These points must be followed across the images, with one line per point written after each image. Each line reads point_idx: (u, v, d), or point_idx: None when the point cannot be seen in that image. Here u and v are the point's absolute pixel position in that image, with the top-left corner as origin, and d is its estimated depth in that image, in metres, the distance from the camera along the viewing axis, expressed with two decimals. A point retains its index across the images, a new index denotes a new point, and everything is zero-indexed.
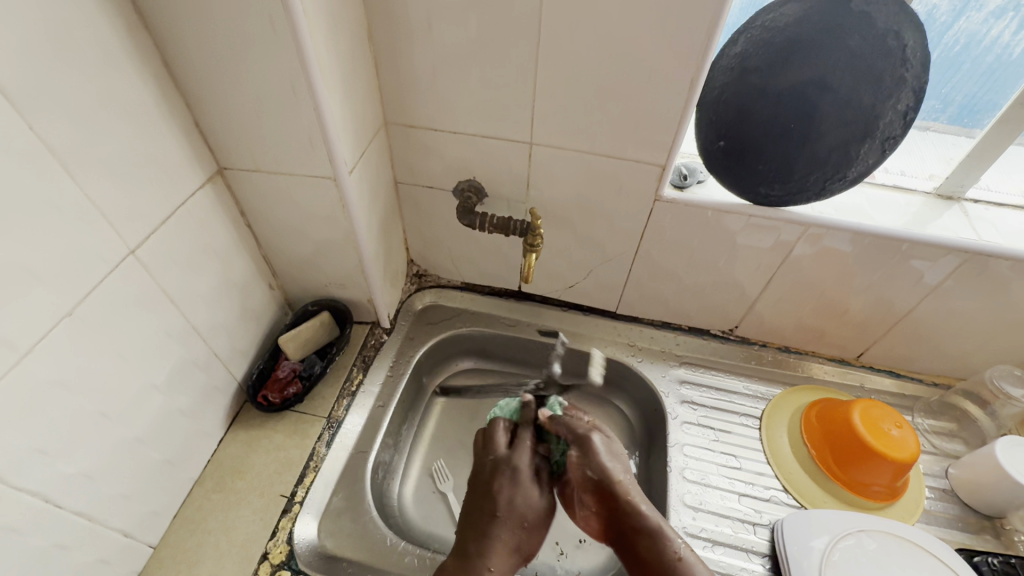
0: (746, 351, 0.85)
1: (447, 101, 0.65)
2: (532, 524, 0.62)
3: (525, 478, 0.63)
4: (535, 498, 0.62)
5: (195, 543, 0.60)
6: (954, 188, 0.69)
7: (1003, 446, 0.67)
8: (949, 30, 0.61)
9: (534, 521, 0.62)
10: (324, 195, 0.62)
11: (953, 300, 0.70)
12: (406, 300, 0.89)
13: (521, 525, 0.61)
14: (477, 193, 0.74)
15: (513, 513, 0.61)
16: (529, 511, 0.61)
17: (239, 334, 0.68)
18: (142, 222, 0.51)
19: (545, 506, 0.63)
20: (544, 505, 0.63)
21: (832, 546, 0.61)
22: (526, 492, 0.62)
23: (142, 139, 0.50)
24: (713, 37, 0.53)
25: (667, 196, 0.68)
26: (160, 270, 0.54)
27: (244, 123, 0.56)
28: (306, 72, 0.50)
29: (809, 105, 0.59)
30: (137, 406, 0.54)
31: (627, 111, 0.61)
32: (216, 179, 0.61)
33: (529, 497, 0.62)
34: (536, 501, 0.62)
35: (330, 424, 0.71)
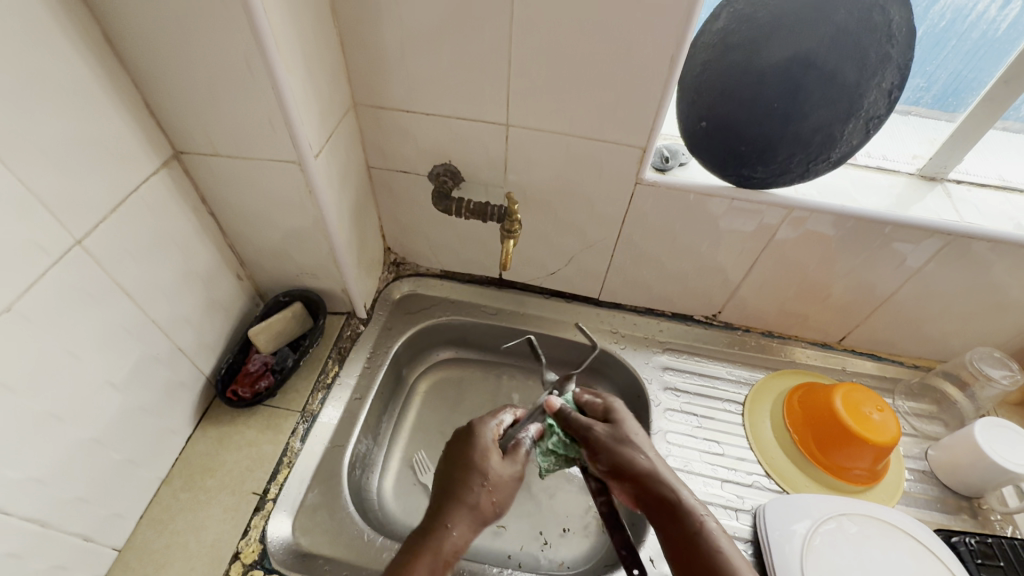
0: (729, 336, 0.84)
1: (418, 81, 0.62)
2: (497, 492, 0.57)
3: (490, 446, 0.60)
4: (498, 462, 0.59)
5: (163, 545, 0.58)
6: (937, 169, 0.68)
7: (981, 427, 0.67)
8: (934, 5, 0.59)
9: (498, 489, 0.57)
10: (289, 181, 0.59)
11: (934, 283, 0.69)
12: (384, 289, 0.86)
13: (487, 490, 0.56)
14: (453, 177, 0.71)
15: (474, 473, 0.57)
16: (495, 474, 0.58)
17: (205, 327, 0.65)
18: (89, 211, 0.48)
19: (513, 474, 0.59)
20: (512, 471, 0.59)
21: (813, 530, 0.61)
22: (490, 456, 0.59)
23: (85, 121, 0.46)
24: (693, 10, 0.50)
25: (648, 179, 0.66)
26: (112, 262, 0.51)
27: (199, 103, 0.52)
28: (261, 48, 0.47)
29: (793, 83, 0.57)
30: (91, 405, 0.51)
31: (606, 90, 0.58)
32: (172, 164, 0.57)
33: (492, 462, 0.58)
34: (500, 469, 0.58)
35: (304, 418, 0.69)
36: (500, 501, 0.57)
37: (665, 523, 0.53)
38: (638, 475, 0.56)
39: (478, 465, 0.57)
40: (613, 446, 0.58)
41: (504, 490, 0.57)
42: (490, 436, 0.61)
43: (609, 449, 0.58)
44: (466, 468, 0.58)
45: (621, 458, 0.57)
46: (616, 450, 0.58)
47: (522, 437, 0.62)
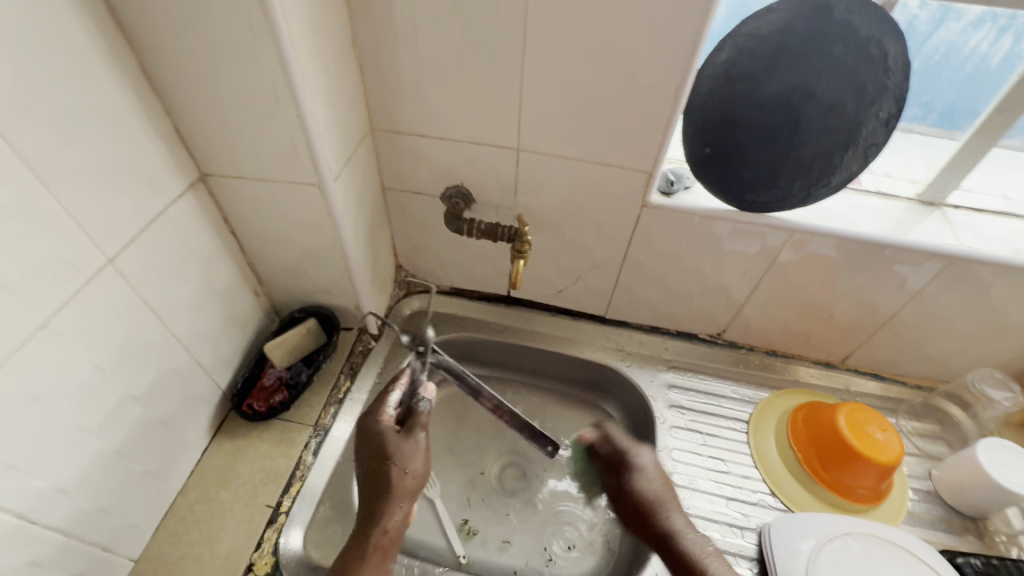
0: (734, 354, 0.86)
1: (433, 107, 0.65)
2: (405, 469, 0.61)
3: (382, 429, 0.63)
4: (396, 441, 0.62)
5: (177, 556, 0.59)
6: (936, 194, 0.70)
7: (984, 447, 0.68)
8: (929, 39, 0.61)
9: (410, 464, 0.62)
10: (309, 202, 0.62)
11: (935, 304, 0.71)
12: (394, 305, 0.88)
13: (388, 471, 0.60)
14: (465, 199, 0.74)
15: (383, 460, 0.61)
16: (392, 453, 0.61)
17: (223, 342, 0.67)
18: (121, 230, 0.50)
19: (418, 451, 0.63)
20: (420, 449, 0.63)
21: (818, 549, 0.62)
22: (390, 438, 0.62)
23: (121, 146, 0.49)
24: (697, 44, 0.53)
25: (654, 203, 0.68)
26: (139, 279, 0.53)
27: (226, 129, 0.55)
28: (287, 78, 0.49)
29: (794, 112, 0.59)
30: (115, 417, 0.53)
31: (613, 117, 0.61)
32: (198, 185, 0.60)
33: (382, 441, 0.62)
34: (404, 445, 0.62)
35: (316, 432, 0.70)
36: (417, 479, 0.62)
37: (658, 538, 0.64)
38: (653, 511, 0.66)
39: (381, 452, 0.61)
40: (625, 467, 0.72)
41: (392, 467, 0.60)
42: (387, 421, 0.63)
43: (616, 459, 0.73)
44: (372, 457, 0.62)
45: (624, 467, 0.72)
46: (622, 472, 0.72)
47: (420, 404, 0.65)
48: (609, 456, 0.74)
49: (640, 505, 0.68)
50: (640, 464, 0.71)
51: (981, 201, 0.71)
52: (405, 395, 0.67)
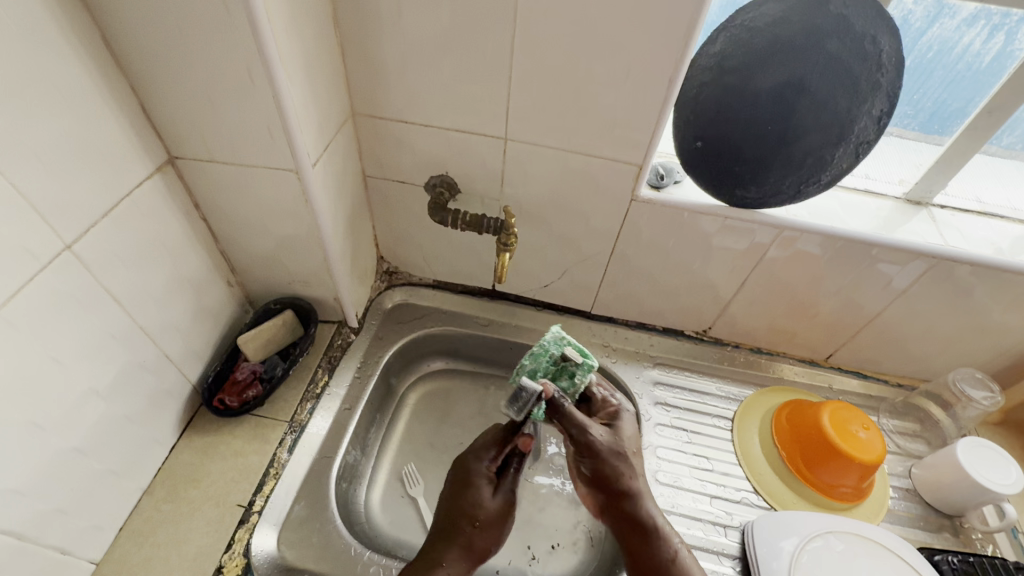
0: (719, 352, 0.85)
1: (418, 92, 0.63)
2: (488, 531, 0.59)
3: (484, 483, 0.61)
4: (487, 499, 0.60)
5: (142, 559, 0.57)
6: (922, 194, 0.70)
7: (965, 447, 0.68)
8: (922, 36, 0.61)
9: (489, 525, 0.60)
10: (286, 189, 0.59)
11: (918, 304, 0.71)
12: (375, 298, 0.85)
13: (472, 527, 0.59)
14: (450, 188, 0.71)
15: (463, 517, 0.59)
16: (482, 515, 0.59)
17: (193, 334, 0.64)
18: (80, 214, 0.47)
19: (500, 508, 0.61)
20: (499, 508, 0.60)
21: (800, 548, 0.62)
22: (481, 495, 0.60)
23: (82, 125, 0.46)
24: (692, 34, 0.51)
25: (643, 196, 0.67)
26: (101, 267, 0.50)
27: (197, 109, 0.52)
28: (262, 56, 0.47)
29: (787, 107, 0.58)
30: (75, 414, 0.50)
31: (604, 107, 0.59)
32: (166, 169, 0.57)
33: (478, 499, 0.60)
34: (488, 503, 0.60)
35: (293, 428, 0.68)
36: (489, 537, 0.59)
37: (635, 544, 0.56)
38: (631, 496, 0.57)
39: (467, 510, 0.59)
40: (602, 465, 0.57)
41: (490, 527, 0.59)
42: (484, 470, 0.61)
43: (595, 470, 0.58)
44: (460, 508, 0.60)
45: (614, 478, 0.57)
46: (605, 469, 0.57)
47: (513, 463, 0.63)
48: (574, 421, 0.57)
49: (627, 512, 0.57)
50: (623, 463, 0.58)
51: (965, 202, 0.71)
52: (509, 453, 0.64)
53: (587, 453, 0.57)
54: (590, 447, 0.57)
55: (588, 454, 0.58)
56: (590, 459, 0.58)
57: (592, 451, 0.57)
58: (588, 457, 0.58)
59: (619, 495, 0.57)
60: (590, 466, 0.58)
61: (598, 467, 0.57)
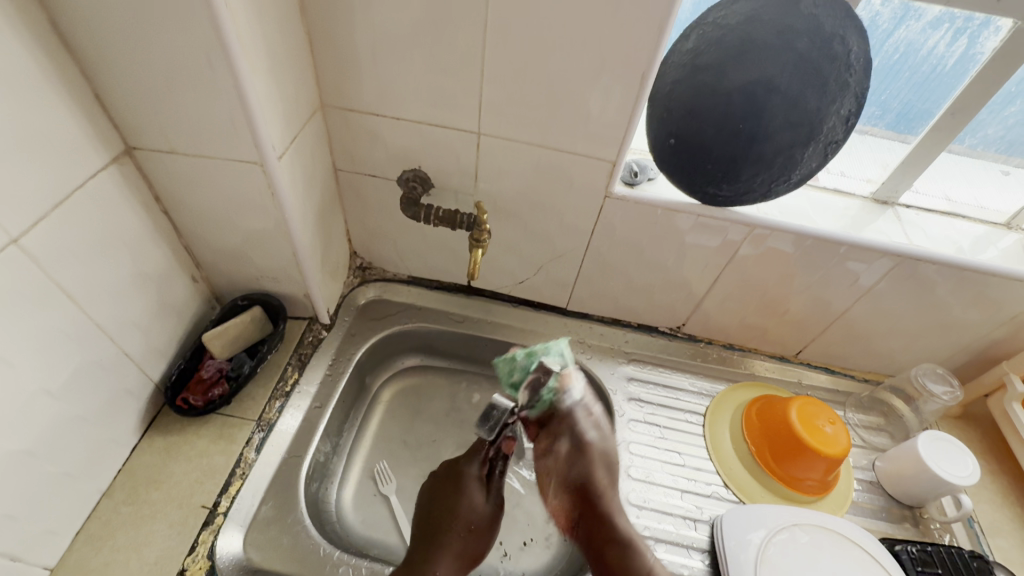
0: (692, 347, 0.86)
1: (389, 85, 0.61)
2: (480, 535, 0.63)
3: (475, 486, 0.65)
4: (480, 503, 0.64)
5: (101, 563, 0.55)
6: (890, 193, 0.71)
7: (925, 440, 0.70)
8: (889, 38, 0.62)
9: (481, 528, 0.63)
10: (251, 183, 0.57)
11: (884, 301, 0.72)
12: (348, 293, 0.84)
13: (465, 531, 0.62)
14: (423, 183, 0.70)
15: (459, 521, 0.62)
16: (474, 519, 0.63)
17: (155, 331, 0.62)
18: (28, 207, 0.45)
19: (490, 510, 0.64)
20: (490, 511, 0.64)
21: (767, 540, 0.63)
22: (474, 498, 0.64)
23: (29, 113, 0.44)
24: (664, 31, 0.51)
25: (617, 193, 0.67)
26: (52, 261, 0.48)
27: (154, 99, 0.50)
28: (223, 43, 0.45)
29: (757, 106, 0.58)
30: (24, 415, 0.48)
31: (578, 103, 0.59)
32: (123, 159, 0.54)
33: (472, 503, 0.63)
34: (481, 506, 0.63)
35: (260, 427, 0.67)
36: (482, 541, 0.63)
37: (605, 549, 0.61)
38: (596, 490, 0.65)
39: (462, 514, 0.62)
40: (583, 468, 0.66)
41: (482, 530, 0.63)
42: (475, 472, 0.65)
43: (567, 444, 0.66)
44: (457, 513, 0.62)
45: (578, 468, 0.66)
46: (584, 473, 0.65)
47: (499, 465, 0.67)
48: (570, 418, 0.67)
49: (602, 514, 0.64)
50: (593, 457, 0.66)
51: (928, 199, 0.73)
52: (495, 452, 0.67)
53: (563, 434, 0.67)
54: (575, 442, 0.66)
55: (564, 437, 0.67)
56: (578, 460, 0.66)
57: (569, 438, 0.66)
58: (581, 456, 0.66)
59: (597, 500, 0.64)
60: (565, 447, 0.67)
61: (586, 467, 0.66)
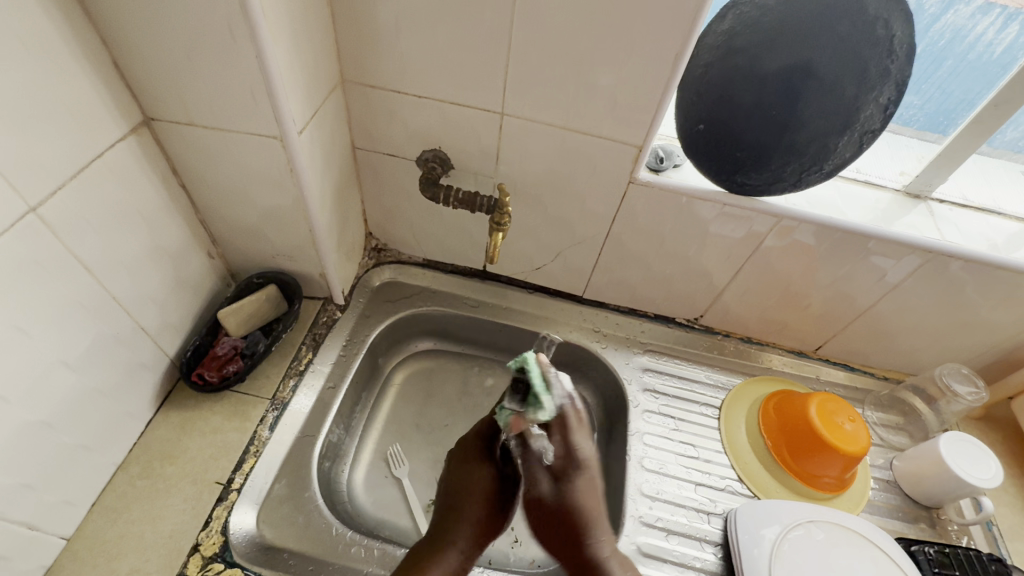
0: (709, 340, 0.85)
1: (412, 60, 0.60)
2: (496, 505, 0.61)
3: (488, 463, 0.63)
4: (490, 476, 0.62)
5: (116, 535, 0.55)
6: (923, 187, 0.68)
7: (946, 441, 0.68)
8: (937, 22, 0.60)
9: (497, 501, 0.61)
10: (270, 157, 0.56)
11: (911, 298, 0.70)
12: (363, 275, 0.83)
13: (484, 505, 0.60)
14: (441, 163, 0.69)
15: (473, 493, 0.60)
16: (489, 492, 0.61)
17: (171, 307, 0.62)
18: (46, 176, 0.44)
19: (507, 485, 0.62)
20: (506, 484, 0.62)
21: (782, 536, 0.62)
22: (486, 473, 0.62)
23: (48, 79, 0.43)
24: (702, 8, 0.49)
25: (642, 179, 0.65)
26: (68, 231, 0.47)
27: (174, 68, 0.49)
28: (246, 11, 0.43)
29: (793, 91, 0.56)
30: (41, 386, 0.47)
31: (606, 85, 0.57)
32: (141, 131, 0.53)
33: (485, 479, 0.61)
34: (496, 481, 0.62)
35: (274, 406, 0.66)
36: (498, 513, 0.61)
37: (560, 523, 0.57)
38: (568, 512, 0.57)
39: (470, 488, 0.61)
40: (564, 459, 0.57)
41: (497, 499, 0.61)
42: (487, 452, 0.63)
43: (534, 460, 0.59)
44: (467, 486, 0.61)
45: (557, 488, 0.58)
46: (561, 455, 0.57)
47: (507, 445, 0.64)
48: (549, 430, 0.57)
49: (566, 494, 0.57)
50: (571, 474, 0.57)
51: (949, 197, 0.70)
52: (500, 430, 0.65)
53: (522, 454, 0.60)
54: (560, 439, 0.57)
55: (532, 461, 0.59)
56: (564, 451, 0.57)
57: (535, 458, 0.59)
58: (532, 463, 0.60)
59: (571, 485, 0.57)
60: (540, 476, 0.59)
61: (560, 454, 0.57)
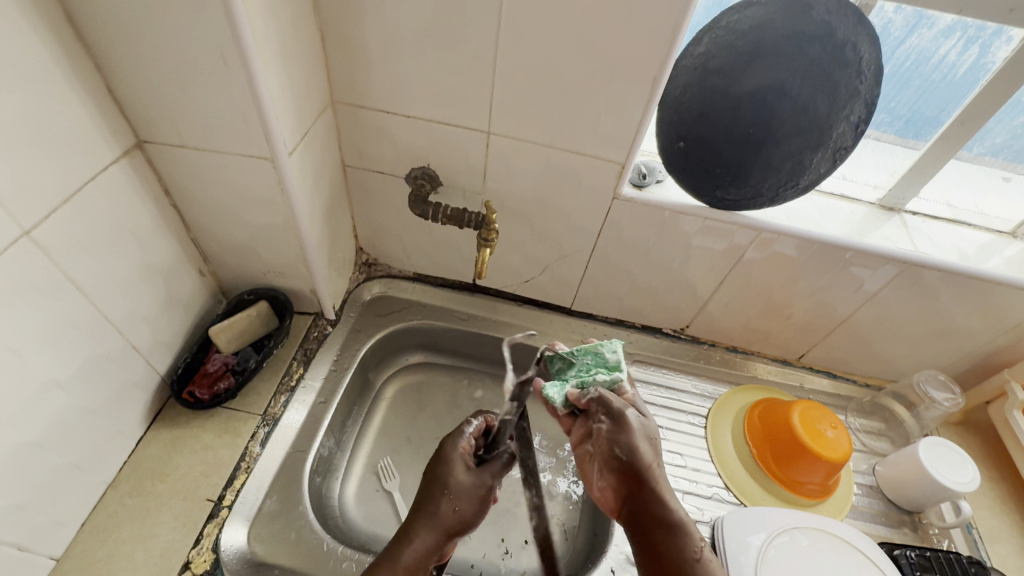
0: (696, 349, 0.86)
1: (401, 82, 0.61)
2: (460, 503, 0.53)
3: (458, 459, 0.56)
4: (463, 474, 0.54)
5: (106, 555, 0.55)
6: (895, 201, 0.72)
7: (925, 446, 0.70)
8: (900, 45, 0.62)
9: (461, 499, 0.53)
10: (261, 178, 0.57)
11: (888, 307, 0.73)
12: (354, 290, 0.84)
13: (450, 500, 0.53)
14: (430, 181, 0.70)
15: (436, 484, 0.54)
16: (455, 487, 0.53)
17: (163, 325, 0.62)
18: (40, 200, 0.45)
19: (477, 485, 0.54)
20: (474, 485, 0.54)
21: (767, 543, 0.63)
22: (455, 466, 0.55)
23: (41, 104, 0.43)
24: (678, 34, 0.51)
25: (625, 195, 0.67)
26: (60, 253, 0.48)
27: (168, 93, 0.50)
28: (238, 39, 0.45)
29: (767, 111, 0.58)
30: (33, 406, 0.48)
31: (589, 105, 0.59)
32: (134, 152, 0.54)
33: (453, 471, 0.54)
34: (464, 479, 0.54)
35: (265, 422, 0.67)
36: (465, 516, 0.53)
37: (659, 546, 0.45)
38: (656, 485, 0.47)
39: (441, 481, 0.54)
40: (631, 447, 0.48)
41: (465, 504, 0.53)
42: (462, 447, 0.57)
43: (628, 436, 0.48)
44: (434, 479, 0.54)
45: (642, 460, 0.47)
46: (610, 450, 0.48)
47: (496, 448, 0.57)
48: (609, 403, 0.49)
49: (650, 498, 0.46)
50: (656, 447, 0.49)
51: (925, 203, 0.73)
52: (481, 432, 0.60)
53: (615, 432, 0.48)
54: (620, 429, 0.48)
55: (619, 433, 0.48)
56: (621, 442, 0.48)
57: (624, 430, 0.48)
58: (619, 436, 0.48)
59: (649, 483, 0.47)
60: (619, 446, 0.48)
61: (615, 451, 0.48)
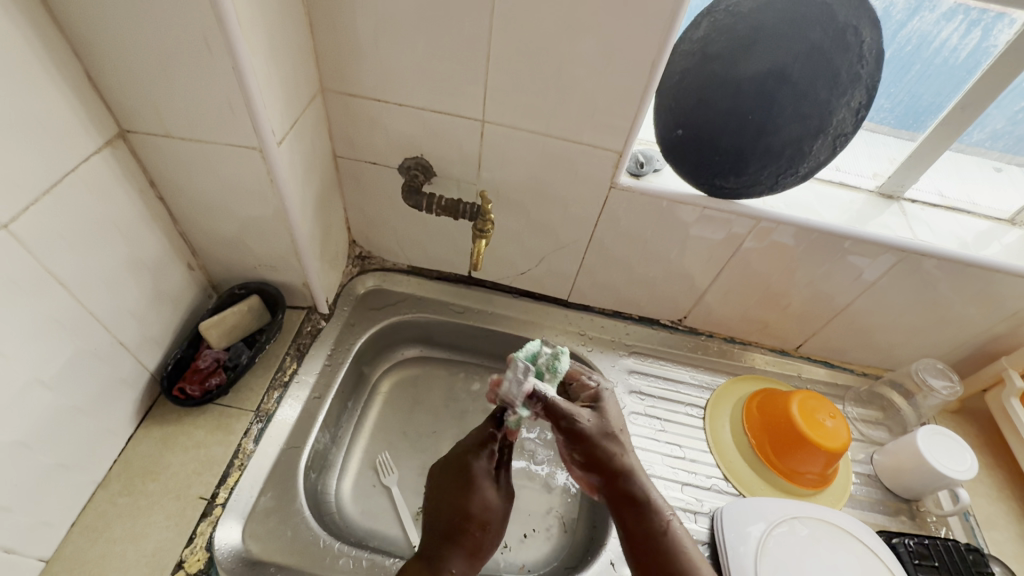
0: (693, 340, 0.86)
1: (392, 70, 0.60)
2: (492, 528, 0.57)
3: (484, 478, 0.58)
4: (493, 498, 0.57)
5: (97, 555, 0.54)
6: (896, 188, 0.70)
7: (924, 434, 0.70)
8: (903, 28, 0.61)
9: (493, 523, 0.57)
10: (250, 169, 0.56)
11: (886, 296, 0.72)
12: (347, 283, 0.83)
13: (480, 528, 0.56)
14: (424, 171, 0.69)
15: (468, 515, 0.56)
16: (489, 515, 0.56)
17: (151, 320, 0.61)
18: (18, 192, 0.43)
19: (504, 505, 0.58)
20: (504, 506, 0.58)
21: (767, 533, 0.63)
22: (486, 491, 0.57)
23: (19, 93, 0.42)
24: (676, 18, 0.50)
25: (622, 183, 0.66)
26: (42, 246, 0.46)
27: (151, 81, 0.48)
28: (221, 24, 0.43)
29: (767, 96, 0.57)
30: (17, 406, 0.46)
31: (585, 91, 0.57)
32: (117, 143, 0.53)
33: (484, 499, 0.57)
34: (494, 502, 0.57)
35: (259, 418, 0.66)
36: (494, 536, 0.57)
37: (633, 525, 0.54)
38: (625, 477, 0.54)
39: (475, 512, 0.56)
40: (591, 450, 0.54)
41: (496, 526, 0.57)
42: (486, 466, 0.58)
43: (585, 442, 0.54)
44: (463, 507, 0.56)
45: (602, 460, 0.54)
46: (596, 453, 0.54)
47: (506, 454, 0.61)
48: (562, 411, 0.53)
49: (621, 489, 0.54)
50: (613, 442, 0.55)
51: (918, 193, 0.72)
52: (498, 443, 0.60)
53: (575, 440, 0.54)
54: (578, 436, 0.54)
55: (576, 440, 0.54)
56: (580, 446, 0.54)
57: (580, 437, 0.54)
58: (577, 445, 0.54)
59: (616, 475, 0.54)
60: (580, 451, 0.54)
61: (587, 454, 0.54)
